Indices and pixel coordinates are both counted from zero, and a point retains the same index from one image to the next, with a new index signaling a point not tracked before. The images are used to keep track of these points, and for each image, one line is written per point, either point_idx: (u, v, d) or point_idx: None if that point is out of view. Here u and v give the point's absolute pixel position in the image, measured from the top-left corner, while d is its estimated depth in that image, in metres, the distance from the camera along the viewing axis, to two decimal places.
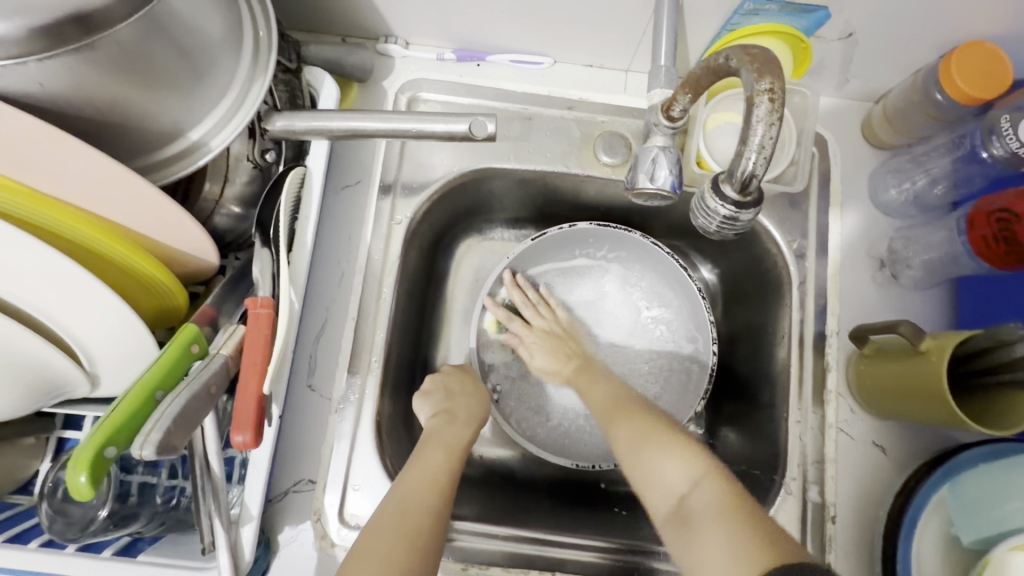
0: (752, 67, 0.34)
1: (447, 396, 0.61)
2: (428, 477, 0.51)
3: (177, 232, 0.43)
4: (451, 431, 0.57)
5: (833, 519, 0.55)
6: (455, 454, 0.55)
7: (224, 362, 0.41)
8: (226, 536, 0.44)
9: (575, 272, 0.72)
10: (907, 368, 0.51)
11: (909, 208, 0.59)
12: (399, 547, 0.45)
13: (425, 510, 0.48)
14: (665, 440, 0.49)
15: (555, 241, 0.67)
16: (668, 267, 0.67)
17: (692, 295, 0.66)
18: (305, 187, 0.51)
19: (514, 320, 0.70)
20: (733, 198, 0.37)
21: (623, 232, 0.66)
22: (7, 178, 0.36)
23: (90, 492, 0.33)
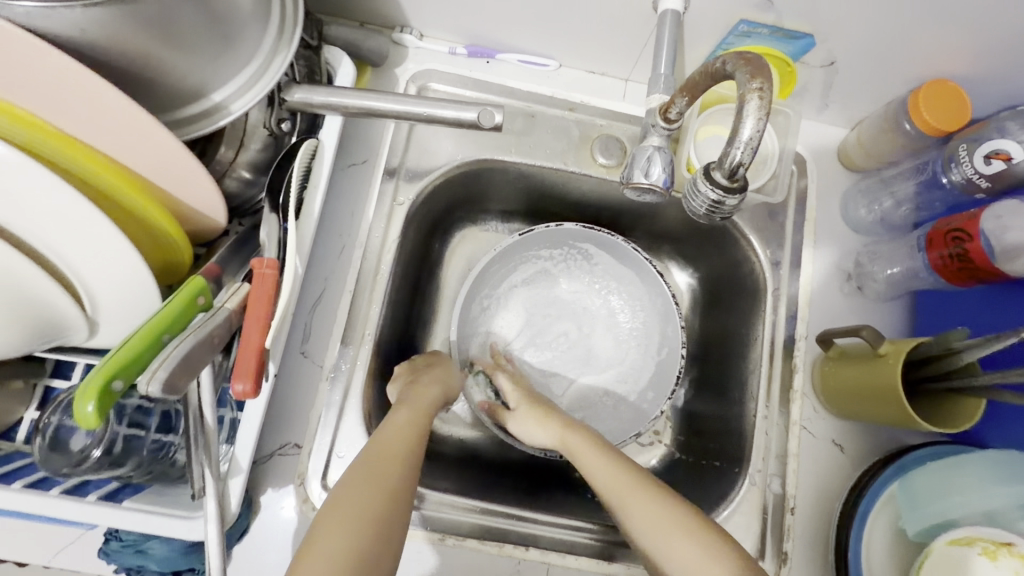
0: (745, 70, 0.37)
1: (411, 377, 0.61)
2: (399, 429, 0.52)
3: (191, 187, 0.45)
4: (423, 387, 0.58)
5: (791, 510, 0.59)
6: (426, 412, 0.56)
7: (228, 315, 0.43)
8: (215, 486, 0.45)
9: (554, 269, 0.74)
10: (867, 372, 0.55)
11: (876, 227, 0.64)
12: (371, 487, 0.46)
13: (393, 454, 0.49)
14: (692, 532, 0.48)
15: (541, 239, 0.70)
16: (646, 270, 0.70)
17: (668, 302, 0.69)
18: (316, 159, 0.53)
19: (493, 309, 0.74)
20: (722, 183, 0.40)
21: (607, 236, 0.69)
22: (39, 118, 0.37)
23: (97, 421, 0.34)
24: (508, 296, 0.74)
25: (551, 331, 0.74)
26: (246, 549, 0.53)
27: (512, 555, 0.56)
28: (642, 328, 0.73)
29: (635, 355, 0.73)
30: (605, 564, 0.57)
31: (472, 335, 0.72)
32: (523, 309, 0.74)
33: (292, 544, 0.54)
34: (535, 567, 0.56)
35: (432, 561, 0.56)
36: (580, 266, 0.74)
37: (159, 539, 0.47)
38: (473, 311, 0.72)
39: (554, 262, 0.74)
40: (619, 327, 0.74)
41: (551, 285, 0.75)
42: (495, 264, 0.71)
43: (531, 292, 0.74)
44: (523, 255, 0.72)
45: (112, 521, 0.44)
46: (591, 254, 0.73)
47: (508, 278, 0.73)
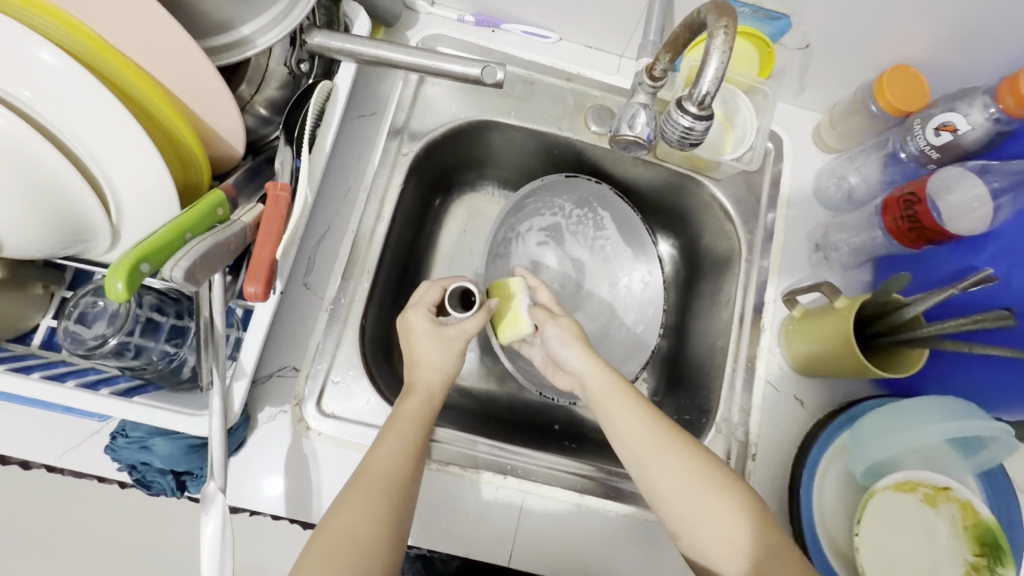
0: (716, 14, 0.40)
1: (460, 334, 0.61)
2: (394, 446, 0.53)
3: (217, 110, 0.50)
4: (415, 401, 0.57)
5: (752, 455, 0.63)
6: (422, 421, 0.56)
7: (243, 227, 0.47)
8: (221, 386, 0.48)
9: (570, 229, 0.79)
10: (826, 326, 0.60)
11: (844, 203, 0.69)
12: (362, 510, 0.48)
13: (382, 474, 0.51)
14: (721, 487, 0.51)
15: (579, 190, 0.77)
16: (642, 241, 0.77)
17: (658, 272, 0.76)
18: (330, 100, 0.57)
19: (508, 254, 0.78)
20: (692, 111, 0.45)
21: (628, 208, 0.76)
22: (91, 30, 0.42)
23: (125, 297, 0.38)
24: (527, 235, 0.79)
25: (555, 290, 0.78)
26: (242, 461, 0.57)
27: (491, 482, 0.60)
28: (630, 299, 0.78)
29: (621, 326, 0.77)
30: (579, 496, 0.61)
31: (492, 262, 0.76)
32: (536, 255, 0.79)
33: (285, 458, 0.58)
34: (511, 494, 0.61)
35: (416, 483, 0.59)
36: (589, 230, 0.79)
37: (164, 437, 0.50)
38: (498, 243, 0.76)
39: (574, 220, 0.79)
40: (615, 293, 0.78)
41: (563, 245, 0.80)
42: (532, 197, 0.76)
43: (547, 237, 0.79)
44: (552, 201, 0.78)
45: (122, 413, 0.48)
46: (607, 223, 0.78)
47: (531, 219, 0.78)
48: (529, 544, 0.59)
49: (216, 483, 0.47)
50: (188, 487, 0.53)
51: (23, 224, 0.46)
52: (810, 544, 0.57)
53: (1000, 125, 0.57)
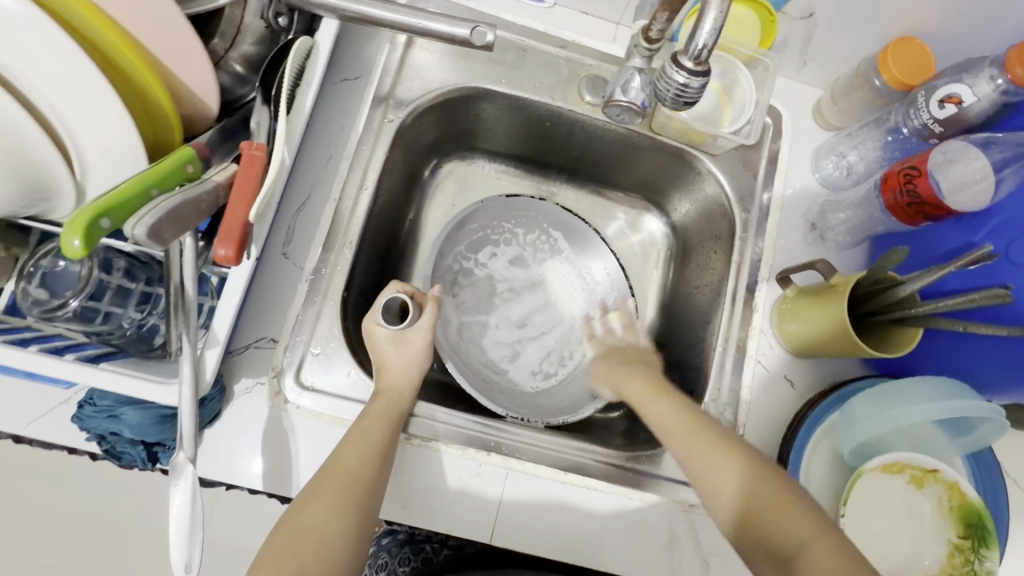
0: None
1: (396, 338, 0.61)
2: (359, 445, 0.52)
3: (187, 65, 0.47)
4: (380, 402, 0.56)
5: (740, 436, 0.62)
6: (391, 418, 0.55)
7: (215, 186, 0.44)
8: (192, 353, 0.46)
9: (529, 259, 0.78)
10: (822, 305, 0.58)
11: (841, 182, 0.68)
12: (328, 504, 0.49)
13: (346, 473, 0.50)
14: (718, 451, 0.52)
15: (527, 209, 0.75)
16: (595, 246, 0.76)
17: (619, 276, 0.74)
18: (310, 59, 0.54)
19: (464, 268, 0.77)
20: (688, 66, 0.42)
21: (581, 225, 0.75)
22: None
23: (84, 254, 0.36)
24: (486, 262, 0.78)
25: (513, 301, 0.77)
26: (217, 434, 0.55)
27: (474, 458, 0.59)
28: (590, 306, 0.76)
29: (584, 337, 0.76)
30: (563, 474, 0.60)
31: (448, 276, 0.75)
32: (499, 274, 0.78)
33: (262, 433, 0.56)
34: (495, 471, 0.59)
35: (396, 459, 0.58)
36: (547, 254, 0.78)
37: (134, 406, 0.48)
38: (450, 270, 0.75)
39: (528, 248, 0.78)
40: (574, 313, 0.77)
41: (528, 264, 0.78)
42: (473, 223, 0.74)
43: (505, 266, 0.78)
44: (499, 229, 0.77)
45: (88, 380, 0.46)
46: (561, 245, 0.78)
47: (488, 247, 0.78)
48: (511, 521, 0.58)
49: (186, 454, 0.45)
50: (159, 459, 0.51)
51: None
52: None
53: (1007, 97, 0.55)
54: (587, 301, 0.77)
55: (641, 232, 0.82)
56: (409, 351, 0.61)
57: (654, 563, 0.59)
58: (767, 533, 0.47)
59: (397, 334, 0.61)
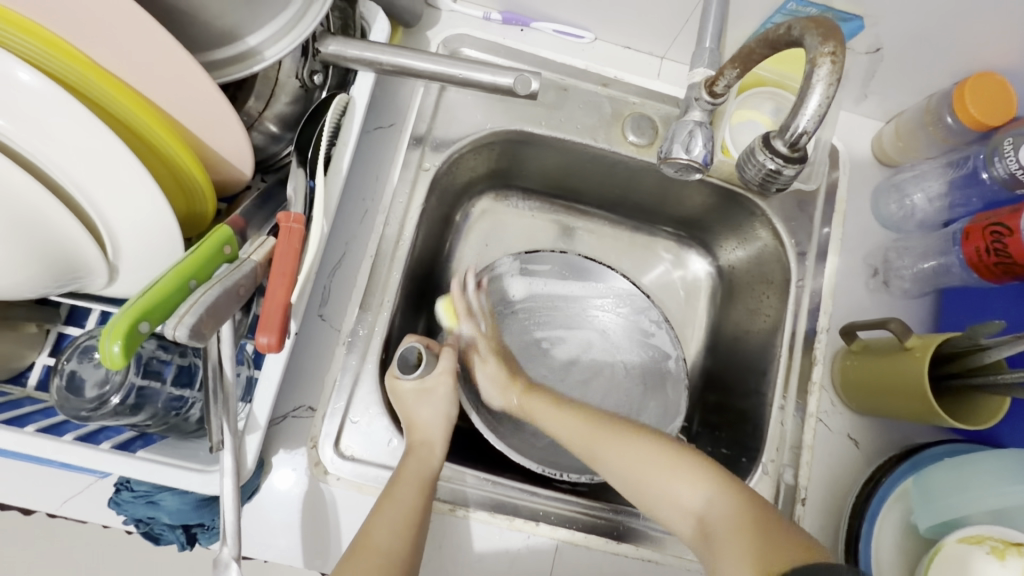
0: (815, 33, 0.36)
1: (420, 390, 0.58)
2: (390, 519, 0.48)
3: (219, 129, 0.44)
4: (411, 463, 0.53)
5: (802, 500, 0.59)
6: (423, 483, 0.52)
7: (254, 267, 0.42)
8: (233, 442, 0.44)
9: (556, 313, 0.75)
10: (892, 365, 0.54)
11: (906, 223, 0.63)
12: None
13: (378, 553, 0.47)
14: (654, 449, 0.53)
15: (550, 263, 0.74)
16: (624, 294, 0.74)
17: (653, 326, 0.72)
18: (346, 116, 0.51)
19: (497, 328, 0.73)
20: (783, 152, 0.42)
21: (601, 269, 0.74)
22: (76, 48, 0.37)
23: (122, 362, 0.33)
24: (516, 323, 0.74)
25: (546, 354, 0.74)
26: (255, 509, 0.53)
27: (522, 529, 0.56)
28: (626, 357, 0.73)
29: (625, 390, 0.72)
30: (614, 543, 0.57)
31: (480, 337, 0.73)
32: (529, 332, 0.74)
33: (301, 508, 0.53)
34: (544, 543, 0.56)
35: (440, 532, 0.55)
36: (576, 306, 0.75)
37: (172, 492, 0.46)
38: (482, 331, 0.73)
39: (554, 305, 0.75)
40: (612, 366, 0.73)
41: (558, 318, 0.75)
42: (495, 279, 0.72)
43: (532, 329, 0.75)
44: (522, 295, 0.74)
45: (124, 470, 0.44)
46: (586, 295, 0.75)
47: (517, 307, 0.74)
48: None
49: (230, 550, 0.43)
50: (198, 540, 0.49)
51: (9, 265, 0.42)
52: None
53: None
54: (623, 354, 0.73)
55: (685, 270, 0.78)
56: (433, 402, 0.59)
57: None
58: (719, 548, 0.45)
59: (420, 385, 0.58)
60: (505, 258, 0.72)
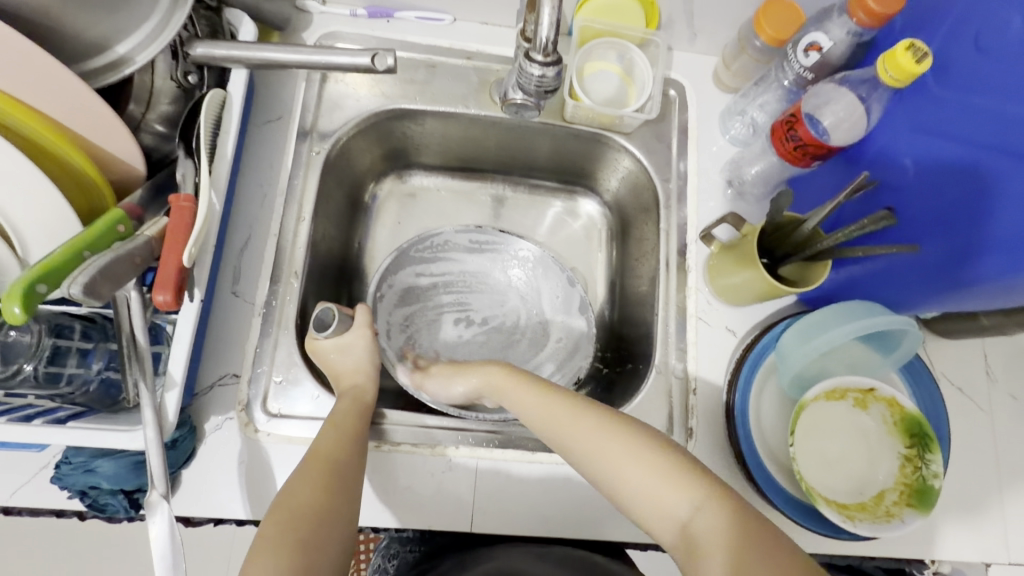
0: None
1: (341, 345, 0.63)
2: (335, 439, 0.55)
3: (109, 134, 0.51)
4: (345, 402, 0.59)
5: (693, 390, 0.66)
6: (359, 412, 0.59)
7: (148, 240, 0.48)
8: (151, 397, 0.49)
9: (472, 281, 0.82)
10: (740, 254, 0.62)
11: (748, 137, 0.73)
12: (314, 490, 0.51)
13: (328, 463, 0.53)
14: (646, 459, 0.52)
15: (472, 237, 0.82)
16: (543, 258, 0.82)
17: (568, 287, 0.81)
18: (225, 108, 0.58)
19: (415, 283, 0.80)
20: (540, 60, 0.53)
21: (516, 240, 0.82)
22: None
23: (25, 319, 0.40)
24: (435, 287, 0.81)
25: (464, 313, 0.81)
26: (194, 473, 0.58)
27: (445, 453, 0.62)
28: (541, 313, 0.82)
29: (538, 337, 0.80)
30: (531, 453, 0.62)
31: (404, 298, 0.80)
32: (447, 297, 0.81)
33: (238, 464, 0.58)
34: (465, 462, 0.62)
35: (372, 468, 0.61)
36: (493, 273, 0.83)
37: (108, 458, 0.51)
38: (405, 295, 0.80)
39: (474, 275, 0.82)
40: (528, 318, 0.81)
41: (476, 286, 0.82)
42: (418, 253, 0.80)
43: (453, 296, 0.81)
44: (439, 265, 0.81)
45: (58, 438, 0.48)
46: (500, 262, 0.83)
47: (435, 276, 0.81)
48: (489, 504, 0.61)
49: (159, 492, 0.48)
50: (142, 504, 0.54)
51: None
52: (752, 464, 0.60)
53: (860, 38, 0.60)
54: (539, 313, 0.82)
55: (581, 217, 0.87)
56: (357, 352, 0.64)
57: (630, 525, 0.62)
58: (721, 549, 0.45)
59: (339, 341, 0.63)
60: (429, 232, 0.80)
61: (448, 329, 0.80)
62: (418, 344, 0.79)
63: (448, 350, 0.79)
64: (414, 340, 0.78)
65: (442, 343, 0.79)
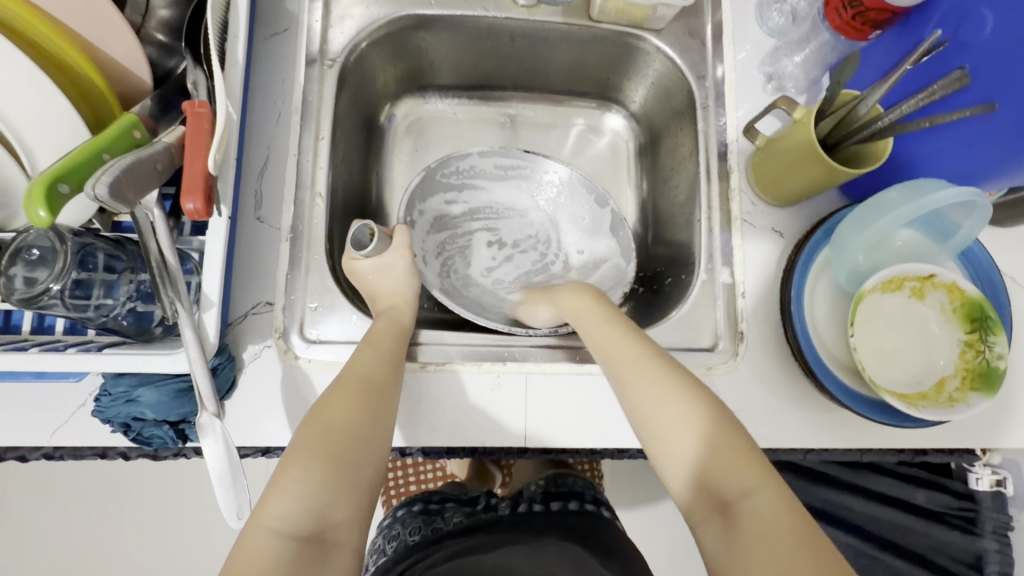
0: None
1: (379, 266, 0.60)
2: (373, 356, 0.52)
3: (109, 33, 0.46)
4: (384, 322, 0.57)
5: (741, 294, 0.64)
6: (397, 334, 0.56)
7: (167, 146, 0.44)
8: (190, 318, 0.47)
9: (500, 207, 0.79)
10: (790, 144, 0.58)
11: (789, 25, 0.68)
12: (352, 403, 0.48)
13: (365, 378, 0.50)
14: (676, 395, 0.48)
15: (497, 158, 0.77)
16: (573, 178, 0.77)
17: (599, 208, 0.77)
18: (231, 9, 0.53)
19: (442, 211, 0.77)
20: None
21: (543, 160, 0.77)
22: None
23: (51, 224, 0.37)
24: (463, 215, 0.78)
25: (496, 241, 0.78)
26: (238, 404, 0.56)
27: (492, 370, 0.60)
28: (573, 235, 0.78)
29: (572, 261, 0.77)
30: (579, 365, 0.61)
31: (434, 228, 0.76)
32: (475, 224, 0.78)
33: (282, 393, 0.56)
34: (514, 378, 0.60)
35: (418, 390, 0.59)
36: (520, 197, 0.79)
37: (149, 387, 0.49)
38: (434, 224, 0.76)
39: (501, 200, 0.79)
40: (560, 242, 0.78)
41: (504, 212, 0.79)
42: (442, 179, 0.76)
43: (482, 224, 0.78)
44: (466, 191, 0.77)
45: (94, 364, 0.46)
46: (527, 186, 0.79)
47: (462, 203, 0.78)
48: (540, 419, 0.59)
49: (210, 412, 0.47)
50: (188, 435, 0.52)
51: None
52: (810, 359, 0.59)
53: None
54: (570, 236, 0.78)
55: (606, 133, 0.82)
56: (395, 274, 0.61)
57: None
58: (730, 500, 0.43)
59: (376, 261, 0.61)
60: (450, 156, 0.75)
61: (481, 253, 0.77)
62: (453, 270, 0.76)
63: (485, 276, 0.76)
64: (449, 267, 0.75)
65: (476, 272, 0.76)
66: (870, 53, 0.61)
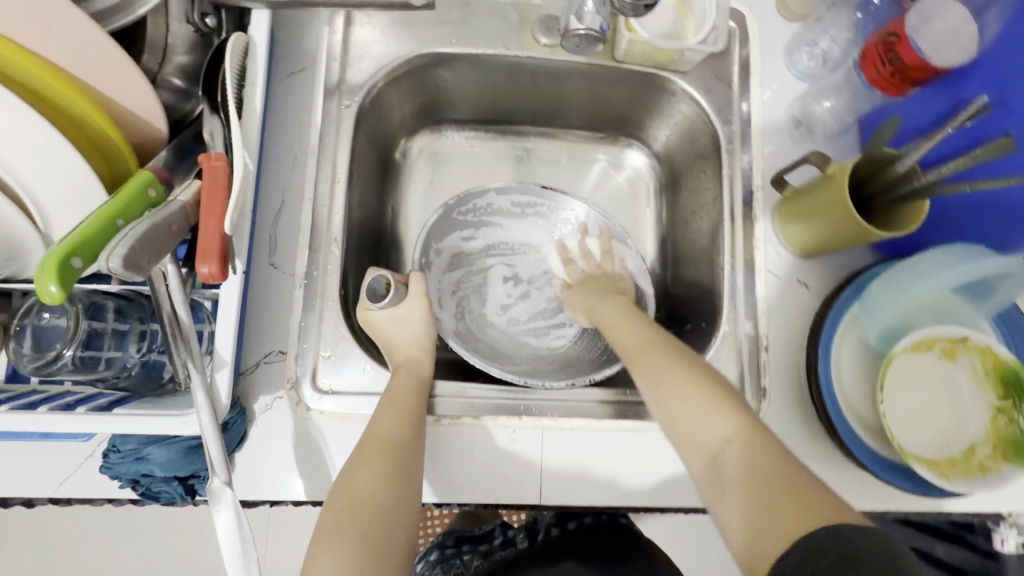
0: None
1: (395, 317, 0.60)
2: (393, 418, 0.51)
3: (126, 86, 0.45)
4: (401, 376, 0.55)
5: (765, 348, 0.62)
6: (417, 390, 0.55)
7: (183, 206, 0.42)
8: (201, 379, 0.45)
9: (516, 244, 0.77)
10: (822, 198, 0.56)
11: (818, 69, 0.66)
12: (376, 473, 0.48)
13: (387, 445, 0.49)
14: (691, 382, 0.51)
15: (514, 194, 0.76)
16: (591, 216, 0.76)
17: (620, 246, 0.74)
18: (249, 55, 0.51)
19: (457, 249, 0.75)
20: None
21: (562, 196, 0.76)
22: None
23: (64, 298, 0.35)
24: (479, 252, 0.76)
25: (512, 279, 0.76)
26: (247, 456, 0.54)
27: (507, 425, 0.58)
28: None
29: None
30: (598, 421, 0.58)
31: (448, 266, 0.75)
32: (491, 262, 0.76)
33: (292, 445, 0.55)
34: (530, 433, 0.58)
35: (431, 444, 0.57)
36: (537, 234, 0.77)
37: (159, 445, 0.48)
38: (448, 262, 0.75)
39: (518, 236, 0.77)
40: None
41: (520, 249, 0.77)
42: (458, 215, 0.74)
43: (498, 261, 0.77)
44: (483, 228, 0.76)
45: (103, 427, 0.45)
46: (544, 222, 0.77)
47: (478, 240, 0.76)
48: (556, 475, 0.57)
49: (221, 478, 0.46)
50: (197, 491, 0.51)
51: None
52: (837, 422, 0.57)
53: None
54: None
55: (625, 169, 0.81)
56: (410, 324, 0.61)
57: None
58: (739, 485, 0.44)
59: (393, 312, 0.60)
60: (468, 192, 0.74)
61: (497, 291, 0.76)
62: (468, 310, 0.74)
63: (500, 317, 0.75)
64: (464, 306, 0.74)
65: (491, 312, 0.75)
66: (907, 108, 0.59)
